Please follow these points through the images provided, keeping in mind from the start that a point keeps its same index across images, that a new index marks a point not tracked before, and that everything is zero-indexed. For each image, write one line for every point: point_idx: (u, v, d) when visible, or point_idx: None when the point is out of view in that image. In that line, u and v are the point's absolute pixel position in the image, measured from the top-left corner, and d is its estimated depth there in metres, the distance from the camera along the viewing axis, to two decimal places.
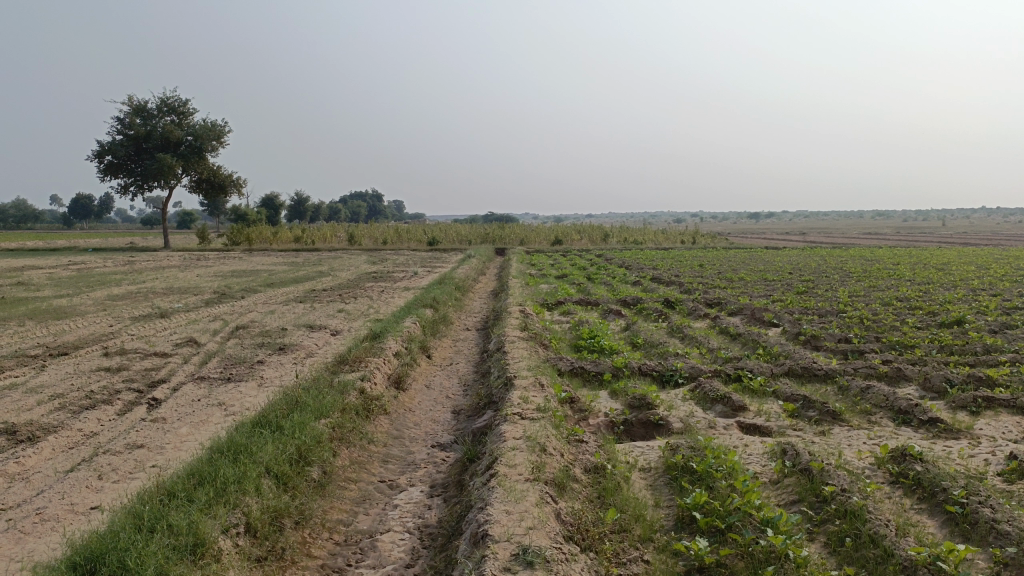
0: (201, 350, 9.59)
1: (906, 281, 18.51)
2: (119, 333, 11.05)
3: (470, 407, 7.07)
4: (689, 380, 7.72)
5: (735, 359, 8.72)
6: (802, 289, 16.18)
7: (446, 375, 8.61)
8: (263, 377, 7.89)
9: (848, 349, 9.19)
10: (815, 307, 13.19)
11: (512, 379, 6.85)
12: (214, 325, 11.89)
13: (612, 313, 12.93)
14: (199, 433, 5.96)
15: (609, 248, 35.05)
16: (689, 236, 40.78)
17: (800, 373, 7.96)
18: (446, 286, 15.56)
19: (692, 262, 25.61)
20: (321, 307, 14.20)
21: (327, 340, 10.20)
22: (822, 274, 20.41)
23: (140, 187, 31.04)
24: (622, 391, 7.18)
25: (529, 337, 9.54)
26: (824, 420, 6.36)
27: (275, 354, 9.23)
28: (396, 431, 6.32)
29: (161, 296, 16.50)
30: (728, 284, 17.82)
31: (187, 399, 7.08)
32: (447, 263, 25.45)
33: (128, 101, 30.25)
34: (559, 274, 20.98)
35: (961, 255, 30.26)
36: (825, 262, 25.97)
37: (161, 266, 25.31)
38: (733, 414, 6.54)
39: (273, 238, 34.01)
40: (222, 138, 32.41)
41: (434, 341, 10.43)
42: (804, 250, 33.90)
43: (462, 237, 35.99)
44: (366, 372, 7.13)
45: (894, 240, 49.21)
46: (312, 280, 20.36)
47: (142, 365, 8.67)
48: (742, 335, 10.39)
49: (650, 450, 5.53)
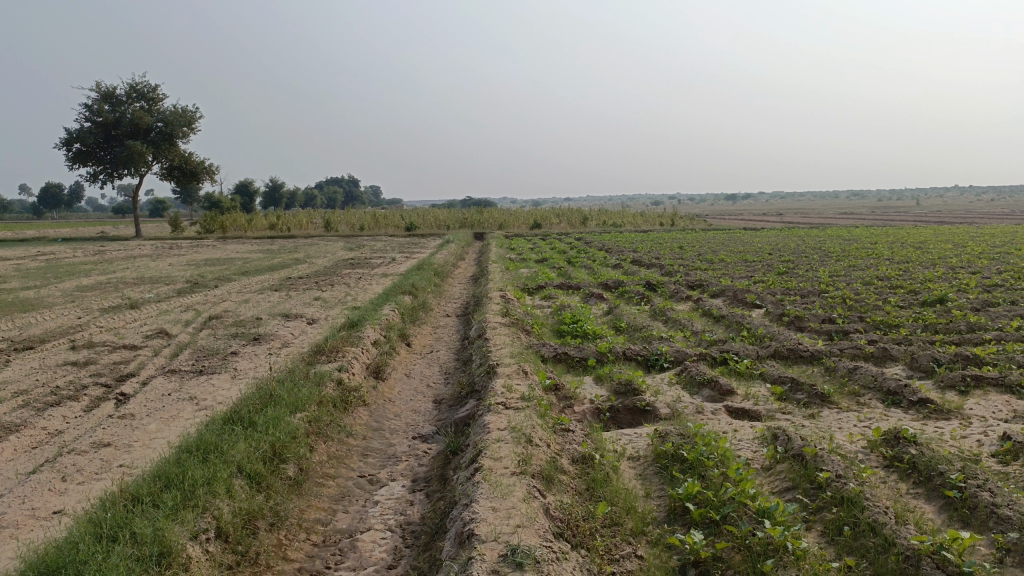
0: (173, 342, 9.29)
1: (885, 260, 18.53)
2: (87, 326, 10.69)
3: (451, 397, 6.88)
4: (674, 364, 7.58)
5: (720, 341, 8.59)
6: (783, 270, 16.14)
7: (426, 364, 8.41)
8: (237, 369, 7.63)
9: (833, 330, 9.09)
10: (797, 288, 13.11)
11: (495, 367, 6.66)
12: (187, 315, 11.57)
13: (594, 297, 12.77)
14: (170, 430, 5.71)
15: (589, 231, 34.94)
16: (667, 217, 40.72)
17: (786, 355, 7.85)
18: (424, 272, 15.31)
19: (672, 244, 25.54)
20: (297, 295, 13.90)
21: (304, 329, 9.94)
22: (802, 254, 20.40)
23: (110, 176, 30.37)
24: (607, 377, 7.02)
25: (511, 323, 9.35)
26: (813, 403, 6.25)
27: (249, 345, 8.96)
28: (375, 422, 6.11)
29: (133, 286, 16.09)
30: (708, 266, 17.74)
31: (157, 394, 6.81)
32: (425, 249, 25.17)
33: (95, 87, 29.50)
34: (539, 257, 20.80)
35: (937, 233, 30.45)
36: (804, 242, 26.00)
37: (133, 255, 24.78)
38: (721, 399, 6.41)
39: (248, 225, 33.46)
40: (193, 124, 31.75)
41: (414, 329, 10.22)
42: (782, 231, 34.00)
43: (440, 222, 35.65)
44: (344, 362, 6.90)
45: (870, 219, 49.56)
46: (288, 267, 19.99)
47: (111, 359, 8.36)
48: (725, 317, 10.26)
49: (638, 438, 5.38)
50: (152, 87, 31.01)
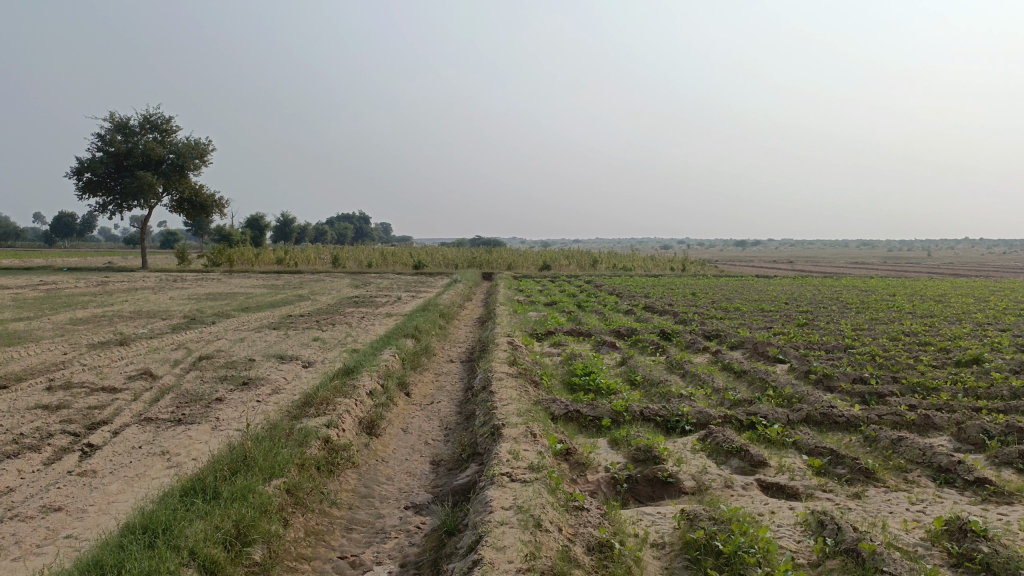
0: (155, 385, 8.67)
1: (908, 314, 17.84)
2: (70, 363, 10.10)
3: (451, 458, 6.20)
4: (697, 428, 6.90)
5: (745, 402, 7.89)
6: (803, 321, 15.48)
7: (425, 417, 7.75)
8: (218, 418, 7.00)
9: (865, 391, 8.41)
10: (821, 342, 12.43)
11: (500, 429, 5.99)
12: (176, 354, 10.96)
13: (606, 345, 12.12)
14: (132, 493, 5.06)
15: (598, 274, 34.41)
16: (679, 262, 40.14)
17: (819, 420, 7.16)
18: (429, 313, 14.73)
19: (685, 290, 24.93)
20: (295, 335, 13.28)
21: (297, 373, 9.34)
22: (820, 305, 19.76)
23: (119, 206, 30.12)
24: (624, 441, 6.35)
25: (518, 373, 8.69)
26: (857, 480, 5.58)
27: (237, 390, 8.33)
28: (364, 488, 5.45)
29: (127, 321, 15.51)
30: (724, 315, 17.10)
31: (126, 447, 6.16)
32: (433, 288, 24.63)
33: (109, 117, 29.41)
34: (549, 300, 20.25)
35: (955, 286, 29.81)
36: (820, 292, 25.30)
37: (134, 287, 24.27)
38: (752, 471, 5.72)
39: (255, 260, 33.06)
40: (205, 156, 31.57)
41: (415, 376, 9.59)
42: (795, 279, 33.43)
43: (449, 261, 35.18)
44: (334, 417, 6.27)
45: (883, 270, 48.97)
46: (289, 304, 19.43)
47: (86, 403, 7.75)
48: (747, 373, 9.58)
49: (662, 518, 4.70)
50: (166, 118, 30.93)
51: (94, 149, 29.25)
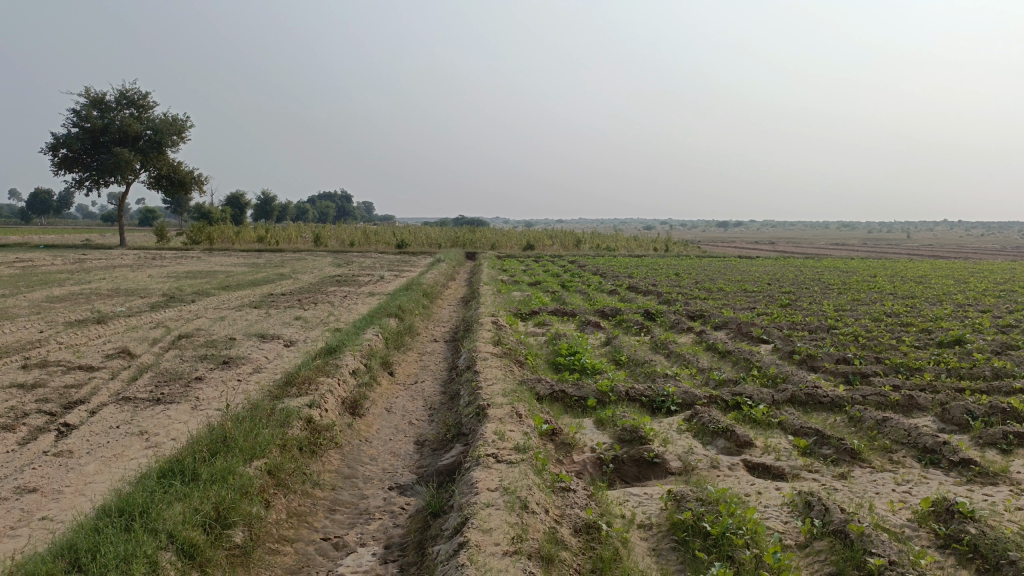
0: (134, 364, 8.52)
1: (890, 295, 17.96)
2: (46, 341, 9.91)
3: (435, 439, 6.12)
4: (682, 408, 6.87)
5: (730, 382, 7.88)
6: (785, 302, 15.54)
7: (409, 396, 7.68)
8: (198, 398, 6.88)
9: (849, 372, 8.44)
10: (804, 323, 12.47)
11: (485, 409, 5.92)
12: (155, 333, 10.78)
13: (591, 325, 12.08)
14: (110, 474, 4.95)
15: (582, 254, 34.38)
16: (662, 242, 40.20)
17: (804, 400, 7.17)
18: (413, 292, 14.63)
19: (668, 270, 24.96)
20: (276, 314, 13.13)
21: (279, 352, 9.22)
22: (802, 286, 19.87)
23: (96, 183, 29.60)
24: (610, 421, 6.31)
25: (503, 353, 8.62)
26: (842, 461, 5.58)
27: (217, 369, 8.20)
28: (347, 469, 5.36)
29: (105, 299, 15.25)
30: (707, 295, 17.14)
31: (103, 427, 6.03)
32: (416, 267, 24.50)
33: (85, 91, 28.82)
34: (533, 280, 20.21)
35: (935, 268, 30.07)
36: (802, 273, 25.43)
37: (112, 265, 23.92)
38: (738, 451, 5.70)
39: (236, 238, 32.69)
40: (184, 133, 31.06)
41: (399, 355, 9.51)
42: (778, 260, 33.62)
43: (432, 240, 35.00)
44: (316, 396, 6.17)
45: (863, 251, 49.35)
46: (271, 283, 19.22)
47: (62, 382, 7.59)
48: (732, 353, 9.58)
49: (649, 498, 4.66)
50: (144, 93, 30.36)
51: (69, 124, 28.67)
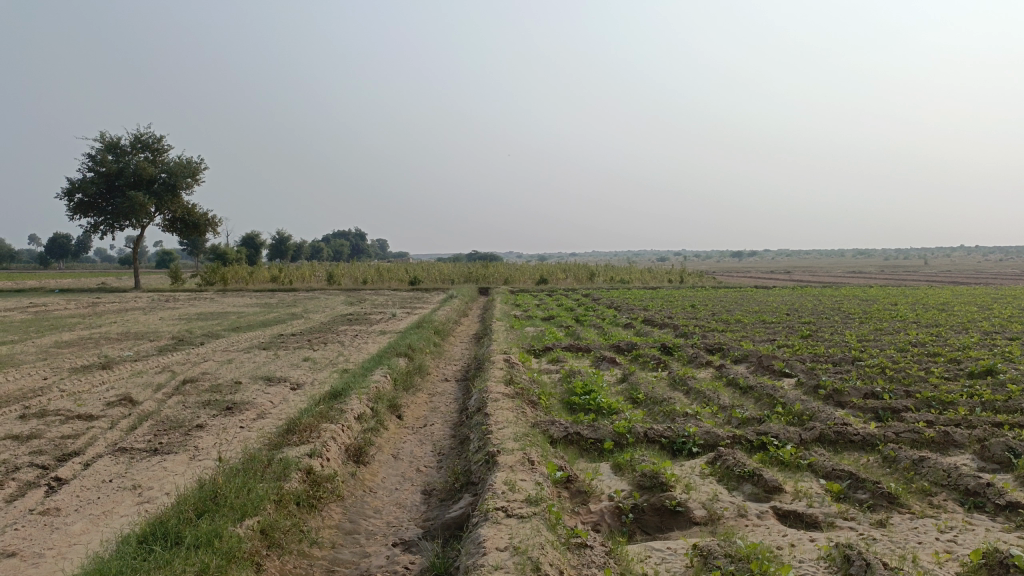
0: (135, 412, 8.26)
1: (914, 323, 17.47)
2: (49, 389, 9.67)
3: (443, 488, 5.79)
4: (704, 450, 6.50)
5: (754, 420, 7.50)
6: (806, 333, 15.12)
7: (417, 441, 7.35)
8: (197, 447, 6.59)
9: (879, 407, 8.04)
10: (827, 354, 12.06)
11: (495, 456, 5.59)
12: (160, 378, 10.53)
13: (606, 361, 11.71)
14: (96, 533, 4.64)
15: (596, 288, 34.05)
16: (676, 274, 39.84)
17: (834, 440, 6.78)
18: (424, 331, 14.35)
19: (684, 302, 24.57)
20: (285, 355, 12.87)
21: (284, 396, 8.94)
22: (822, 316, 19.44)
23: (111, 227, 29.74)
24: (628, 465, 5.96)
25: (515, 393, 8.29)
26: (880, 506, 5.19)
27: (220, 416, 7.92)
28: (349, 523, 5.03)
29: (114, 342, 15.07)
30: (726, 327, 16.75)
31: (95, 481, 5.74)
32: (429, 304, 24.28)
33: (100, 136, 29.09)
34: (546, 315, 19.90)
35: (957, 294, 29.51)
36: (821, 302, 24.98)
37: (124, 308, 23.84)
38: (767, 498, 5.33)
39: (249, 278, 32.66)
40: (197, 175, 31.22)
41: (408, 397, 9.20)
42: (795, 290, 33.13)
43: (445, 276, 34.81)
44: (318, 445, 5.87)
45: (879, 279, 48.68)
46: (282, 323, 19.01)
47: (60, 432, 7.33)
48: (754, 388, 9.18)
49: (673, 553, 4.31)
50: (158, 137, 30.60)
51: (84, 169, 28.89)
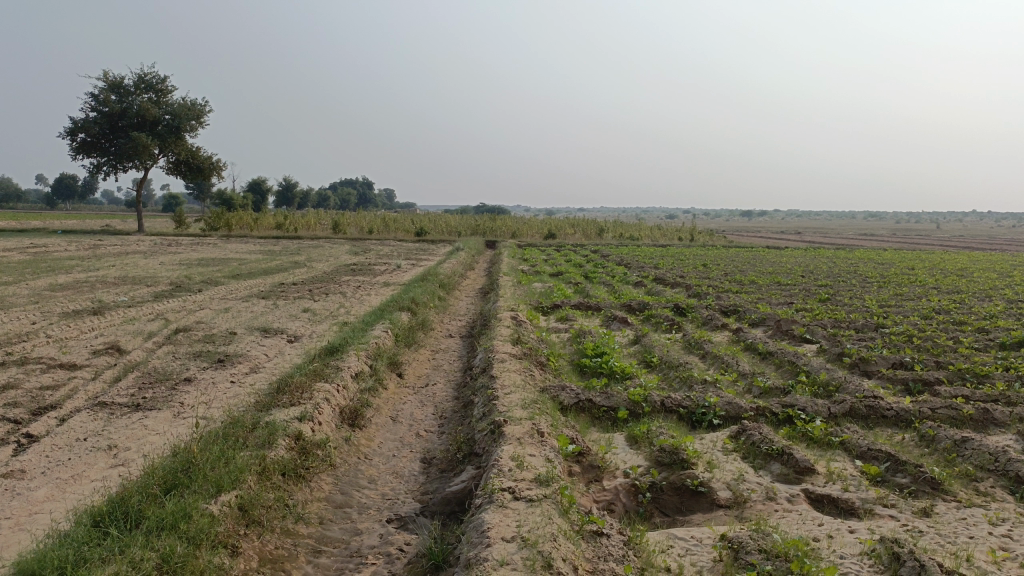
0: (121, 362, 7.81)
1: (935, 290, 16.87)
2: (35, 334, 9.22)
3: (444, 457, 5.35)
4: (726, 422, 6.04)
5: (777, 390, 7.03)
6: (824, 296, 14.56)
7: (417, 403, 6.91)
8: (183, 404, 6.15)
9: (909, 379, 7.56)
10: (848, 319, 11.55)
11: (502, 426, 5.13)
12: (152, 326, 10.06)
13: (617, 322, 11.22)
14: (61, 501, 4.19)
15: (605, 244, 33.42)
16: (687, 231, 39.11)
17: (865, 414, 6.30)
18: (429, 283, 13.87)
19: (695, 261, 23.93)
20: (285, 305, 12.41)
21: (280, 349, 8.49)
22: (839, 279, 18.88)
23: (113, 168, 29.11)
24: (645, 438, 5.49)
25: (523, 353, 7.81)
26: (921, 493, 4.73)
27: (210, 369, 7.48)
28: (341, 496, 4.59)
29: (110, 287, 14.61)
30: (740, 288, 16.22)
31: (67, 440, 5.28)
32: (435, 256, 23.76)
33: (102, 75, 28.28)
34: (554, 270, 19.38)
35: (974, 260, 28.85)
36: (837, 265, 24.35)
37: (125, 251, 23.35)
38: (797, 479, 4.87)
39: (254, 224, 32.11)
40: (202, 118, 30.44)
41: (410, 354, 8.75)
42: (807, 251, 32.40)
43: (451, 228, 34.17)
44: (309, 408, 5.40)
45: (893, 242, 47.72)
46: (284, 272, 18.51)
47: (40, 381, 6.90)
48: (774, 355, 8.69)
49: (698, 544, 3.86)
50: (161, 78, 29.76)
51: (86, 108, 28.15)
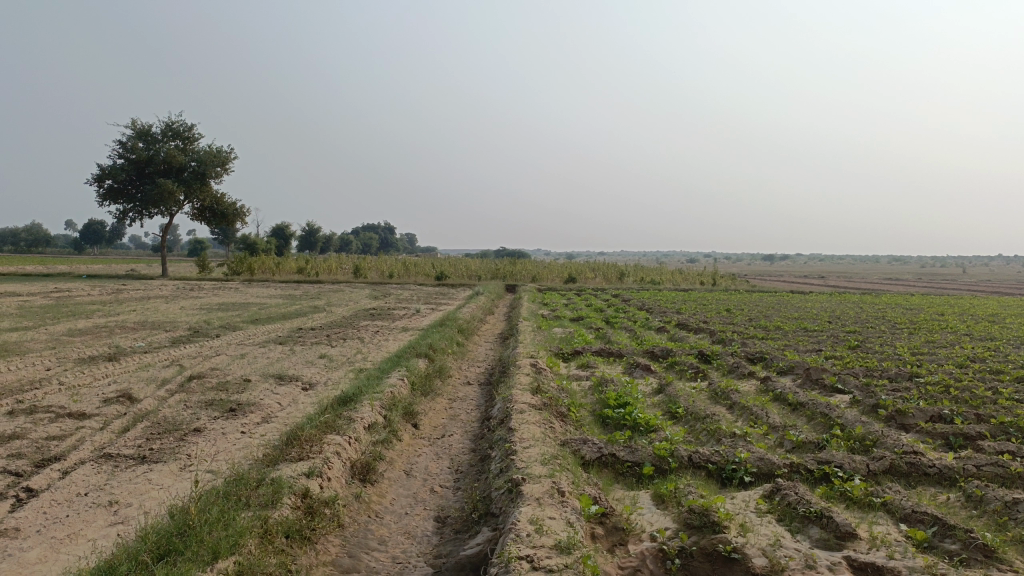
0: (131, 411, 7.62)
1: (967, 336, 16.38)
2: (47, 381, 9.07)
3: (458, 516, 5.06)
4: (758, 479, 5.70)
5: (811, 444, 6.69)
6: (854, 343, 14.16)
7: (432, 456, 6.63)
8: (191, 456, 5.93)
9: (949, 433, 7.18)
10: (881, 368, 11.15)
11: (521, 484, 4.85)
12: (166, 373, 9.90)
13: (640, 369, 10.90)
14: (53, 563, 3.95)
15: (626, 288, 33.15)
16: (709, 275, 38.73)
17: (906, 472, 5.94)
18: (447, 329, 13.67)
19: (719, 306, 23.56)
20: (301, 352, 12.23)
21: (294, 398, 8.28)
22: (867, 325, 18.43)
23: (139, 214, 29.46)
24: (673, 497, 5.17)
25: (543, 404, 7.52)
26: (975, 561, 4.36)
27: (222, 418, 7.27)
28: (349, 559, 4.31)
29: (128, 332, 14.54)
30: (765, 334, 15.86)
31: (67, 495, 5.06)
32: (454, 301, 23.62)
33: (131, 123, 28.81)
34: (575, 315, 19.12)
35: (1005, 305, 28.21)
36: (864, 310, 23.90)
37: (147, 296, 23.43)
38: (838, 546, 4.52)
39: (276, 268, 32.23)
40: (227, 165, 30.84)
41: (426, 403, 8.50)
42: (833, 296, 31.90)
43: (472, 272, 34.09)
44: (319, 463, 5.16)
45: (919, 287, 46.95)
46: (302, 316, 18.42)
47: (47, 431, 6.72)
48: (805, 405, 8.34)
49: None
50: (189, 126, 30.27)
51: (115, 155, 28.62)
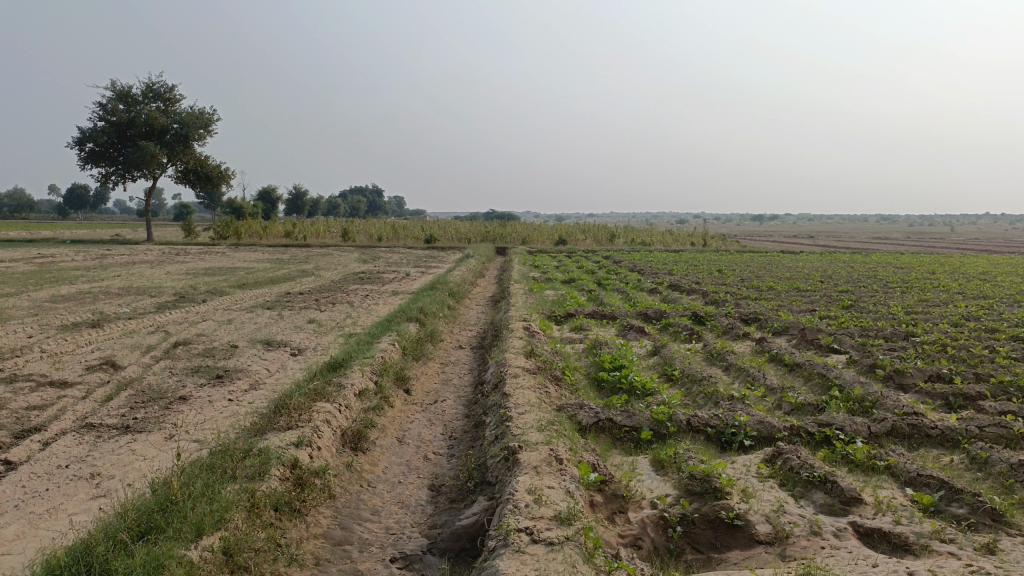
0: (114, 379, 7.42)
1: (960, 295, 16.30)
2: (28, 349, 8.84)
3: (453, 485, 4.92)
4: (759, 443, 5.58)
5: (810, 406, 6.58)
6: (847, 303, 14.05)
7: (425, 422, 6.48)
8: (176, 425, 5.75)
9: (949, 393, 7.09)
10: (876, 328, 11.06)
11: (518, 452, 4.71)
12: (150, 339, 9.67)
13: (634, 331, 10.76)
14: (30, 540, 3.78)
15: (617, 250, 32.96)
16: (700, 236, 38.54)
17: (908, 433, 5.84)
18: (438, 292, 13.48)
19: (710, 267, 23.43)
20: (289, 316, 12.02)
21: (283, 364, 8.08)
22: (860, 284, 18.33)
23: (122, 177, 28.91)
24: (673, 462, 5.04)
25: (537, 367, 7.37)
26: (983, 526, 4.26)
27: (207, 386, 7.08)
28: (341, 531, 4.17)
29: (113, 298, 14.26)
30: (758, 294, 15.73)
31: (47, 468, 4.88)
32: (444, 263, 23.38)
33: (111, 84, 28.12)
34: (566, 277, 18.94)
35: (995, 263, 28.19)
36: (855, 269, 23.83)
37: (132, 261, 23.06)
38: (843, 511, 4.41)
39: (263, 232, 31.76)
40: (211, 126, 30.23)
41: (417, 367, 8.33)
42: (824, 256, 31.80)
43: (461, 235, 33.79)
44: (308, 432, 4.99)
45: (910, 245, 46.92)
46: (290, 280, 18.15)
47: (27, 401, 6.51)
48: (803, 366, 8.23)
49: None
50: (170, 87, 29.59)
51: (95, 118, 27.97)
